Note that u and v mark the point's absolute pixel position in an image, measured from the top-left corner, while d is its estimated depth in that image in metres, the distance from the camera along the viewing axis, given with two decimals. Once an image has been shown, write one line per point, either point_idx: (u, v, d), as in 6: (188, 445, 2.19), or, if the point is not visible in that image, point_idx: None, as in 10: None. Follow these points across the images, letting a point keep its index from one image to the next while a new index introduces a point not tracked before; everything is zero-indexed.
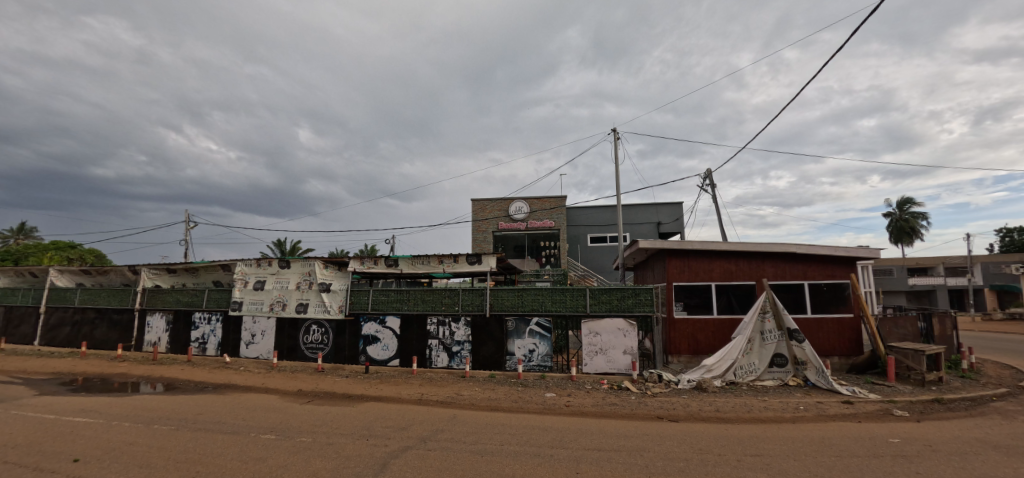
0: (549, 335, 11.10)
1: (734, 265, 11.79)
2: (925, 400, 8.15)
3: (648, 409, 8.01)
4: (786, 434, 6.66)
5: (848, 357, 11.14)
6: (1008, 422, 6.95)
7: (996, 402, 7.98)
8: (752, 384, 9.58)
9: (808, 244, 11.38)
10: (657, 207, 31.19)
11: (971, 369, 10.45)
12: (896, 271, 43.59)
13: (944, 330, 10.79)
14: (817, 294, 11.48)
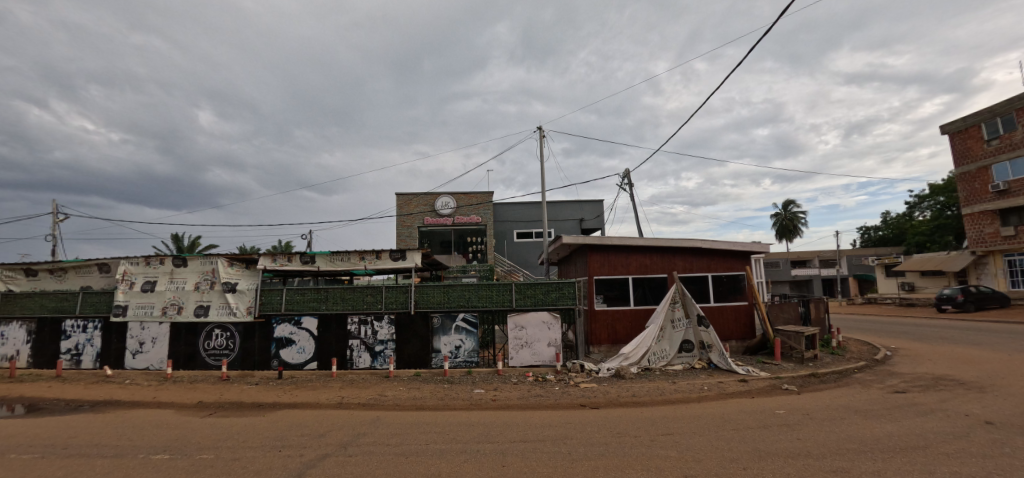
0: (475, 330, 11.10)
1: (648, 260, 12.65)
2: (804, 374, 9.37)
3: (572, 398, 8.32)
4: (693, 413, 7.29)
5: (743, 341, 12.46)
6: (866, 389, 8.21)
7: (857, 374, 9.41)
8: (664, 369, 10.33)
9: (712, 239, 12.50)
10: (580, 205, 32.48)
11: (838, 346, 12.23)
12: (782, 264, 49.95)
13: (819, 313, 12.56)
14: (718, 284, 12.67)
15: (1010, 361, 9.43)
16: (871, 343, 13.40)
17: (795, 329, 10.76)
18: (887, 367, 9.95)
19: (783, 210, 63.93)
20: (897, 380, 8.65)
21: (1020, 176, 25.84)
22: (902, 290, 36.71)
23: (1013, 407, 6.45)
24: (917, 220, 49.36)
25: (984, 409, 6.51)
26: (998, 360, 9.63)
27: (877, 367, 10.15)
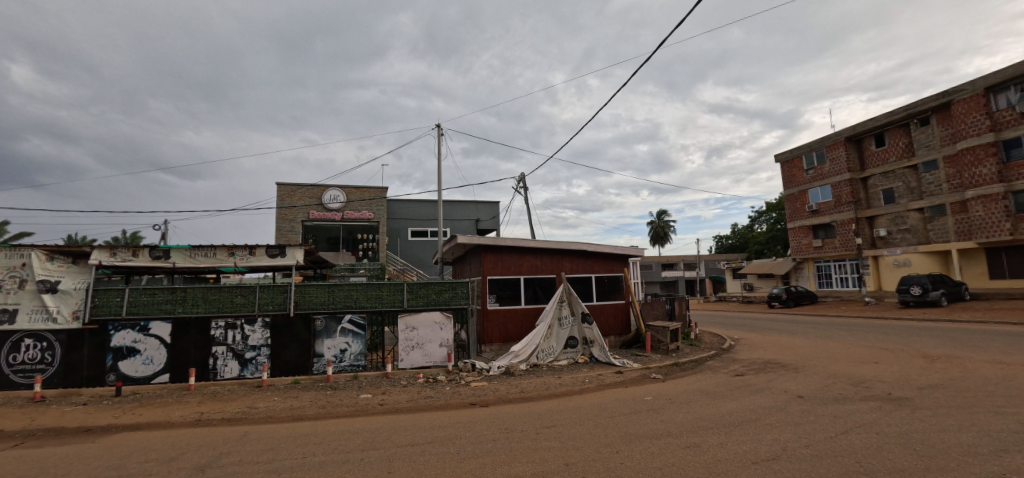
0: (363, 332, 10.57)
1: (539, 261, 13.28)
2: (668, 363, 10.66)
3: (462, 397, 8.36)
4: (575, 404, 7.83)
5: (620, 336, 13.73)
6: (715, 374, 9.63)
7: (709, 362, 10.98)
8: (550, 365, 10.93)
9: (596, 242, 13.59)
10: (477, 205, 32.89)
11: (695, 338, 14.14)
12: (655, 266, 56.45)
13: (681, 310, 14.53)
14: (601, 284, 13.82)
15: (813, 346, 11.86)
16: (721, 334, 15.82)
17: (661, 324, 12.31)
18: (730, 355, 11.81)
19: (657, 218, 72.00)
20: (737, 365, 10.32)
21: (825, 199, 32.70)
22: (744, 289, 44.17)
23: (814, 382, 8.11)
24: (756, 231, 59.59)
25: (794, 385, 8.06)
26: (806, 345, 12.07)
27: (723, 355, 11.97)
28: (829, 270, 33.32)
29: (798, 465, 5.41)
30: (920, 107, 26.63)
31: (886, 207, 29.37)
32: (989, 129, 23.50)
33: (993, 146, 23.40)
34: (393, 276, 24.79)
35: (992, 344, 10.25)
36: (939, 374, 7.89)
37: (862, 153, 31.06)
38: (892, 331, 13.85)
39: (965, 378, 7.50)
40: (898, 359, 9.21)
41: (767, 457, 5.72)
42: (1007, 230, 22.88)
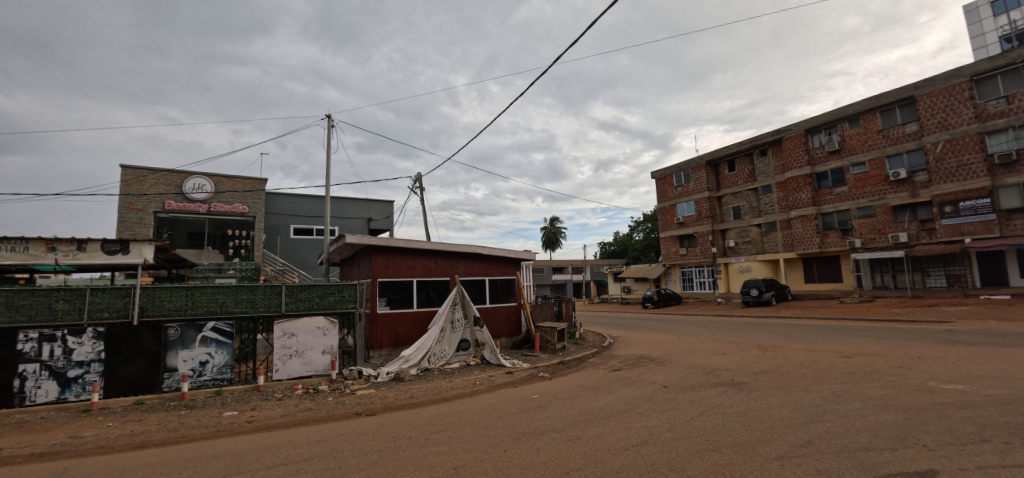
0: (230, 341, 9.39)
1: (433, 263, 13.12)
2: (555, 362, 11.28)
3: (345, 408, 7.85)
4: (465, 407, 7.87)
5: (512, 337, 14.21)
6: (596, 370, 10.45)
7: (592, 359, 11.91)
8: (442, 368, 10.84)
9: (491, 246, 13.91)
10: (369, 204, 31.38)
11: (580, 337, 15.26)
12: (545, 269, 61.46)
13: (568, 310, 15.63)
14: (494, 287, 14.13)
15: (676, 341, 13.57)
16: (602, 333, 17.30)
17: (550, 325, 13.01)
18: (610, 351, 12.95)
19: (549, 224, 76.12)
20: (615, 361, 11.34)
21: (689, 213, 37.74)
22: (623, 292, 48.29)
23: (675, 373, 9.25)
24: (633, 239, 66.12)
25: (661, 376, 9.08)
26: (670, 341, 13.77)
27: (603, 352, 13.09)
28: (691, 275, 38.43)
29: (661, 447, 6.11)
30: (761, 140, 32.15)
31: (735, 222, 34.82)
32: (808, 162, 29.42)
33: (809, 177, 29.32)
34: (270, 278, 22.41)
35: (799, 335, 12.79)
36: (766, 361, 9.57)
37: (718, 175, 36.48)
38: (733, 326, 16.49)
39: (784, 364, 9.20)
40: (738, 350, 10.96)
41: (636, 443, 6.35)
42: (816, 244, 28.92)
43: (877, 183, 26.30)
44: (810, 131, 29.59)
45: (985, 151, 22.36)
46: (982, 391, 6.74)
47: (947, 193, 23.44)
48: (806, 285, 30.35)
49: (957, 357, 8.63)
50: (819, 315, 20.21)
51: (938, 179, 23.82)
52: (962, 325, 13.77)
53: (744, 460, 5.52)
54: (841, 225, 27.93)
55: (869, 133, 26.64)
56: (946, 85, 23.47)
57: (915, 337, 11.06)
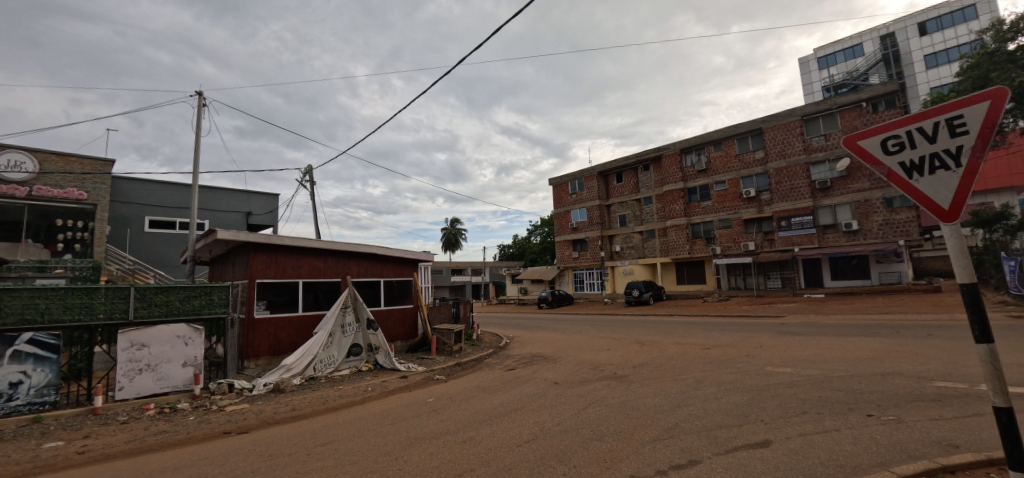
0: (55, 357, 7.77)
1: (322, 263, 12.33)
2: (451, 364, 11.36)
3: (212, 426, 6.96)
4: (354, 416, 7.49)
5: (407, 340, 13.94)
6: (491, 370, 10.70)
7: (488, 359, 12.19)
8: (330, 375, 10.36)
9: (386, 247, 13.52)
10: (249, 196, 28.25)
11: (477, 338, 15.50)
12: (444, 271, 61.61)
13: (466, 312, 15.86)
14: (389, 289, 13.78)
15: (566, 339, 14.51)
16: (499, 333, 17.80)
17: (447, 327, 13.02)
18: (505, 352, 13.38)
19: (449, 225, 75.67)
20: (510, 360, 11.74)
21: (583, 219, 40.75)
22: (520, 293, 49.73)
23: (565, 369, 9.84)
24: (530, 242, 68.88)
25: (552, 373, 9.58)
26: (560, 339, 14.69)
27: (499, 352, 13.48)
28: (583, 277, 41.19)
29: (550, 441, 6.41)
30: (646, 156, 35.86)
31: (621, 228, 38.10)
32: (681, 179, 33.51)
33: (681, 191, 33.44)
34: (116, 278, 18.96)
35: (670, 330, 14.49)
36: (643, 354, 10.66)
37: (608, 185, 39.79)
38: (615, 324, 18.10)
39: (657, 357, 10.33)
40: (620, 346, 12.04)
41: (526, 439, 6.58)
42: (686, 250, 32.96)
43: (733, 200, 30.88)
44: (684, 150, 33.82)
45: (810, 177, 27.67)
46: (803, 372, 8.26)
47: (784, 210, 28.48)
48: (678, 286, 34.36)
49: (784, 345, 10.51)
50: (688, 313, 23.07)
51: (777, 199, 28.77)
52: (788, 319, 16.80)
53: (621, 446, 6.04)
54: (705, 234, 32.30)
55: (728, 157, 31.22)
56: (785, 121, 28.57)
57: (759, 330, 13.14)
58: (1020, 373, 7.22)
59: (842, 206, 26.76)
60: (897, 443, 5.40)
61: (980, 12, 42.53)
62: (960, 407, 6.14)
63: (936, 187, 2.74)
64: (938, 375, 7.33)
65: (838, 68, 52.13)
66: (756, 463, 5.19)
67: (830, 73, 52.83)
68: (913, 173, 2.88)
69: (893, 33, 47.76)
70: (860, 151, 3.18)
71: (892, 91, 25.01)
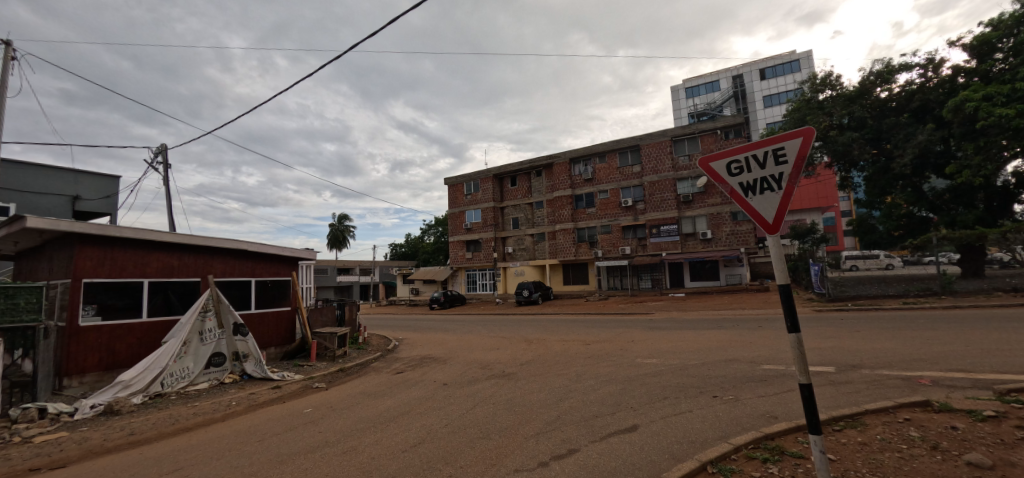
0: None
1: (176, 260, 10.65)
2: (333, 370, 10.76)
3: (9, 464, 5.47)
4: (212, 436, 6.54)
5: (283, 346, 12.82)
6: (378, 374, 10.29)
7: (374, 363, 11.76)
8: (183, 391, 8.94)
9: (259, 243, 12.21)
10: (77, 176, 23.11)
11: (363, 341, 14.98)
12: (329, 270, 56.80)
13: (352, 314, 15.16)
14: (262, 290, 12.50)
15: (457, 340, 14.58)
16: (387, 336, 17.18)
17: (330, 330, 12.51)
18: (393, 354, 12.97)
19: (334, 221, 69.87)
20: (399, 363, 11.39)
21: (476, 220, 41.41)
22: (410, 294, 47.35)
23: (455, 370, 9.82)
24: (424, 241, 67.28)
25: (441, 374, 9.52)
26: (451, 340, 14.72)
27: (387, 355, 13.03)
28: (475, 277, 41.70)
29: (437, 445, 6.25)
30: (539, 163, 37.88)
31: (513, 231, 39.62)
32: (570, 186, 36.10)
33: (567, 198, 36.06)
34: None
35: (555, 328, 15.41)
36: (530, 352, 11.13)
37: (502, 189, 41.05)
38: (506, 324, 18.70)
39: (543, 353, 10.88)
40: (509, 344, 12.42)
41: (414, 444, 6.33)
42: (569, 253, 35.66)
43: (614, 208, 34.22)
44: (573, 160, 36.40)
45: (676, 192, 31.86)
46: (665, 362, 9.39)
47: (654, 219, 32.42)
48: (565, 286, 36.79)
49: (649, 339, 11.86)
50: (573, 311, 24.75)
51: (649, 209, 32.67)
52: (654, 315, 19.02)
53: (509, 443, 6.14)
54: (589, 238, 35.26)
55: (610, 168, 34.57)
56: (658, 140, 32.44)
57: (630, 326, 14.62)
58: (816, 355, 9.15)
59: (700, 218, 31.29)
60: (735, 418, 6.40)
61: (800, 66, 53.51)
62: (775, 384, 7.56)
63: (764, 205, 3.35)
64: (766, 359, 8.90)
65: (700, 99, 60.87)
66: (625, 446, 5.72)
67: (694, 103, 61.47)
68: (748, 192, 3.50)
69: (741, 75, 57.47)
70: (711, 171, 3.73)
71: (740, 123, 29.81)
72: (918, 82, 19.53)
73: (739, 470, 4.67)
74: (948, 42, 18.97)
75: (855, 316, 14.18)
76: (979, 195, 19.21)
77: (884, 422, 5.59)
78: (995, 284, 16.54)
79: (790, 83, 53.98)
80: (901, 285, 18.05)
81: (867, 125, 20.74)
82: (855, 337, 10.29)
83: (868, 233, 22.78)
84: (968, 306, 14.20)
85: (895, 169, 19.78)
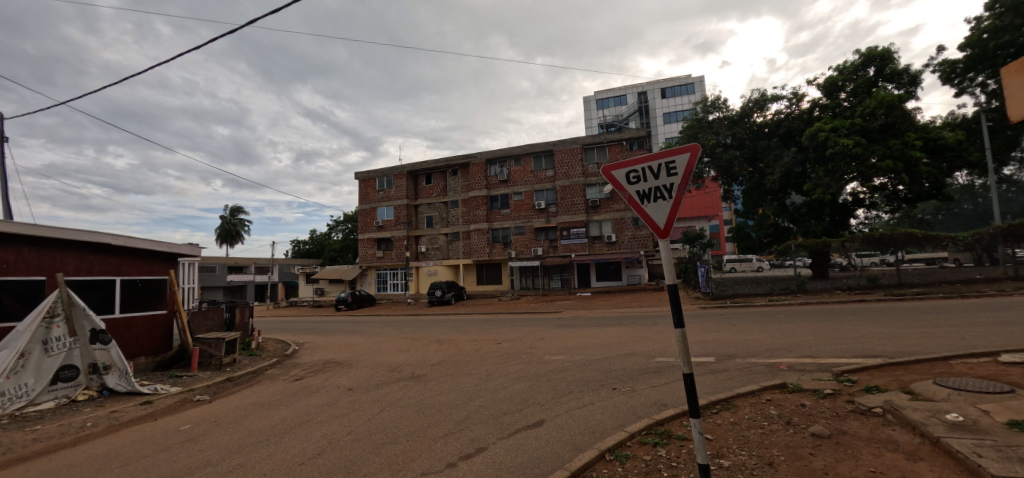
0: None
1: (11, 255, 8.85)
2: (218, 381, 9.72)
3: None
4: (54, 467, 5.48)
5: (156, 356, 11.24)
6: (273, 382, 9.47)
7: (268, 371, 10.86)
8: (19, 412, 7.38)
9: (126, 236, 10.77)
10: None
11: (256, 347, 13.74)
12: (218, 269, 50.97)
13: (242, 318, 13.80)
14: (130, 291, 10.90)
15: (365, 342, 13.96)
16: (285, 341, 15.88)
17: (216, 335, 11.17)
18: (292, 360, 12.04)
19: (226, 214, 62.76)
20: (298, 369, 10.60)
21: (388, 217, 40.07)
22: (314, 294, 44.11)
23: (361, 374, 9.39)
24: (331, 239, 63.20)
25: (346, 379, 9.05)
26: (358, 342, 14.03)
27: (285, 361, 12.09)
28: (386, 276, 40.32)
29: (339, 452, 5.80)
30: (454, 162, 37.85)
31: (427, 230, 39.02)
32: (486, 186, 36.55)
33: (483, 198, 36.41)
34: None
35: (468, 328, 15.45)
36: (441, 353, 11.01)
37: (417, 186, 40.19)
38: (418, 324, 18.33)
39: (454, 354, 10.83)
40: (420, 345, 12.19)
41: (312, 454, 5.80)
42: (484, 253, 36.07)
43: (527, 210, 35.33)
44: (489, 161, 36.84)
45: (585, 196, 33.78)
46: (571, 358, 9.88)
47: (565, 221, 34.00)
48: (478, 286, 37.06)
49: (556, 337, 12.39)
50: (486, 311, 25.02)
51: (561, 212, 34.21)
52: (563, 314, 19.95)
53: (416, 446, 5.92)
54: (502, 239, 35.97)
55: (525, 171, 35.67)
56: (570, 147, 34.16)
57: (540, 325, 15.13)
58: (699, 346, 10.26)
59: (605, 222, 33.58)
60: (631, 407, 6.91)
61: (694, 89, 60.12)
62: (665, 374, 8.31)
63: (657, 212, 3.61)
64: (659, 352, 9.77)
65: (609, 111, 65.13)
66: (533, 441, 5.87)
67: (604, 114, 65.59)
68: (644, 200, 3.74)
69: (646, 92, 62.79)
70: (613, 179, 3.92)
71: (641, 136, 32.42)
72: (786, 112, 22.84)
73: (633, 456, 5.03)
74: (808, 81, 22.46)
75: (730, 311, 16.19)
76: (826, 210, 22.89)
77: (751, 403, 6.43)
78: (836, 284, 19.88)
79: (684, 103, 60.80)
80: (768, 284, 20.94)
81: (745, 145, 23.76)
82: (732, 331, 11.73)
83: (743, 239, 25.97)
84: (813, 302, 16.97)
85: (766, 184, 22.91)
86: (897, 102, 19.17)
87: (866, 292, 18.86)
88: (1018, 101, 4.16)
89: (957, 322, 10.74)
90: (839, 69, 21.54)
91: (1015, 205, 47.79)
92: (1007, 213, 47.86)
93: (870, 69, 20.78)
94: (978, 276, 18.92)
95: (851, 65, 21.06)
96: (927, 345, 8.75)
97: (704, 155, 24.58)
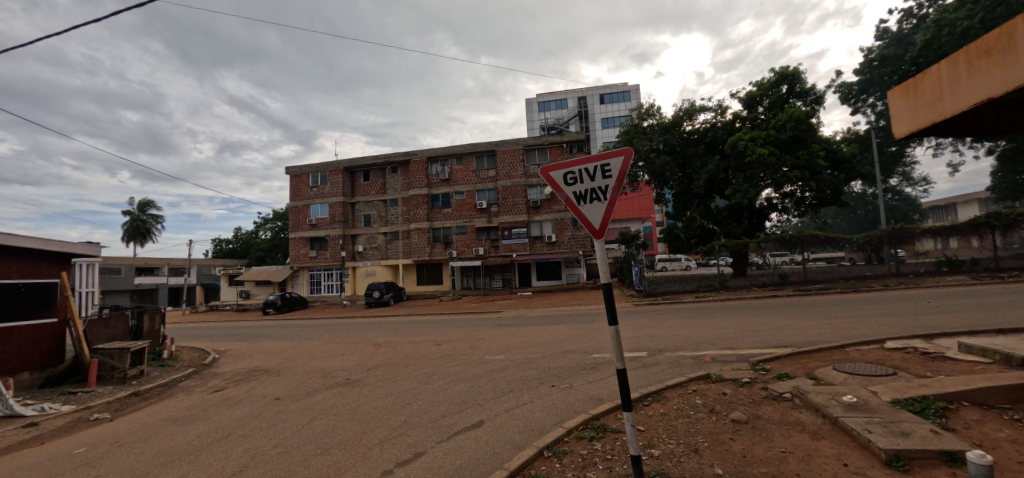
0: None
1: None
2: (122, 396, 8.76)
3: None
4: None
5: (44, 371, 9.92)
6: (188, 395, 8.67)
7: (182, 383, 9.90)
8: None
9: (7, 232, 9.37)
10: None
11: (168, 357, 12.54)
12: (123, 271, 45.80)
13: (152, 325, 12.51)
14: (10, 297, 9.51)
15: (295, 347, 13.18)
16: (203, 349, 14.58)
17: (120, 345, 10.03)
18: (212, 369, 11.12)
19: (134, 209, 56.50)
20: (218, 379, 9.78)
21: (323, 215, 38.18)
22: (239, 297, 40.88)
23: (290, 381, 8.88)
24: (258, 237, 59.05)
25: (273, 388, 8.51)
26: (289, 348, 13.24)
27: (203, 370, 11.15)
28: (320, 278, 38.34)
29: (264, 467, 5.40)
30: (394, 159, 36.85)
31: (365, 229, 37.73)
32: (426, 185, 35.95)
33: (425, 197, 35.81)
34: None
35: (406, 329, 15.09)
36: (379, 356, 10.66)
37: (354, 183, 38.65)
38: (352, 327, 17.59)
39: (393, 356, 10.54)
40: (357, 349, 11.74)
41: (233, 471, 5.34)
42: (426, 253, 35.47)
43: (468, 210, 35.23)
44: (432, 159, 36.33)
45: (527, 197, 34.31)
46: (511, 357, 9.99)
47: (507, 221, 34.32)
48: (418, 287, 36.34)
49: (495, 336, 12.48)
50: (426, 312, 24.66)
51: (502, 212, 34.47)
52: (504, 314, 20.12)
53: (349, 455, 5.66)
54: (444, 238, 35.59)
55: (466, 171, 35.56)
56: (512, 148, 34.53)
57: (479, 324, 15.13)
58: (633, 342, 10.77)
59: (546, 223, 34.33)
60: (569, 403, 7.12)
61: (630, 97, 63.45)
62: (602, 370, 8.63)
63: (592, 212, 3.70)
64: (595, 349, 10.15)
65: (550, 113, 66.32)
66: (471, 443, 5.86)
67: (546, 117, 66.68)
68: (581, 201, 3.81)
69: (586, 97, 65.22)
70: (550, 180, 3.95)
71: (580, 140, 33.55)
72: (712, 121, 24.61)
73: (569, 451, 5.16)
74: (731, 94, 24.33)
75: (660, 308, 17.16)
76: (745, 214, 24.94)
77: (679, 394, 6.86)
78: (754, 281, 21.79)
79: (622, 110, 64.06)
80: (695, 282, 22.51)
81: (676, 151, 25.32)
82: (661, 326, 12.44)
83: (673, 240, 27.42)
84: (732, 298, 18.46)
85: (694, 188, 24.57)
86: (803, 117, 21.39)
87: (778, 288, 20.84)
88: (899, 120, 4.91)
89: (848, 313, 12.18)
90: (756, 85, 23.51)
91: (895, 211, 55.06)
92: (889, 218, 55.03)
93: (782, 87, 22.93)
94: (868, 273, 21.58)
95: (767, 81, 23.07)
96: (826, 335, 9.84)
97: (639, 160, 25.85)
